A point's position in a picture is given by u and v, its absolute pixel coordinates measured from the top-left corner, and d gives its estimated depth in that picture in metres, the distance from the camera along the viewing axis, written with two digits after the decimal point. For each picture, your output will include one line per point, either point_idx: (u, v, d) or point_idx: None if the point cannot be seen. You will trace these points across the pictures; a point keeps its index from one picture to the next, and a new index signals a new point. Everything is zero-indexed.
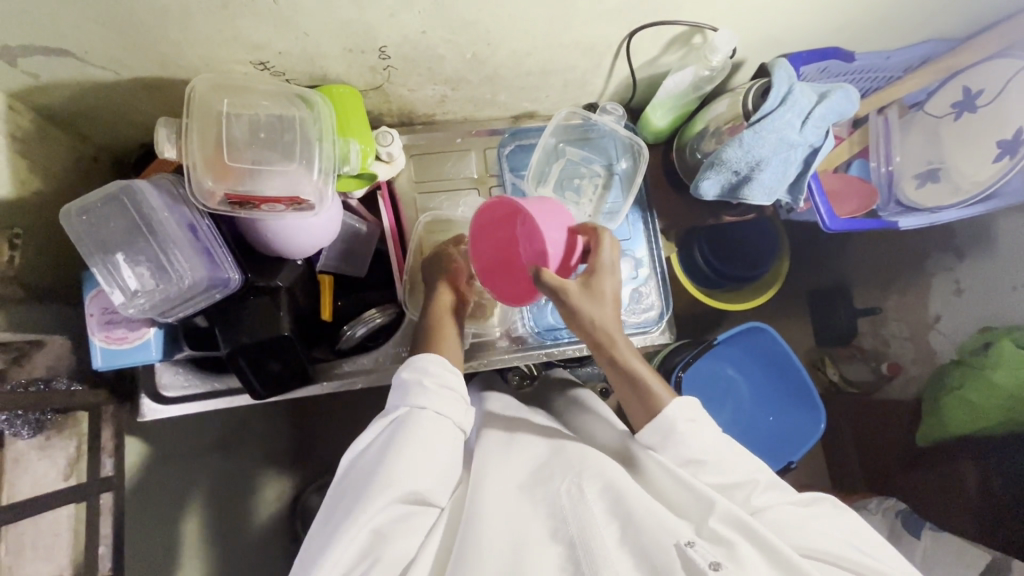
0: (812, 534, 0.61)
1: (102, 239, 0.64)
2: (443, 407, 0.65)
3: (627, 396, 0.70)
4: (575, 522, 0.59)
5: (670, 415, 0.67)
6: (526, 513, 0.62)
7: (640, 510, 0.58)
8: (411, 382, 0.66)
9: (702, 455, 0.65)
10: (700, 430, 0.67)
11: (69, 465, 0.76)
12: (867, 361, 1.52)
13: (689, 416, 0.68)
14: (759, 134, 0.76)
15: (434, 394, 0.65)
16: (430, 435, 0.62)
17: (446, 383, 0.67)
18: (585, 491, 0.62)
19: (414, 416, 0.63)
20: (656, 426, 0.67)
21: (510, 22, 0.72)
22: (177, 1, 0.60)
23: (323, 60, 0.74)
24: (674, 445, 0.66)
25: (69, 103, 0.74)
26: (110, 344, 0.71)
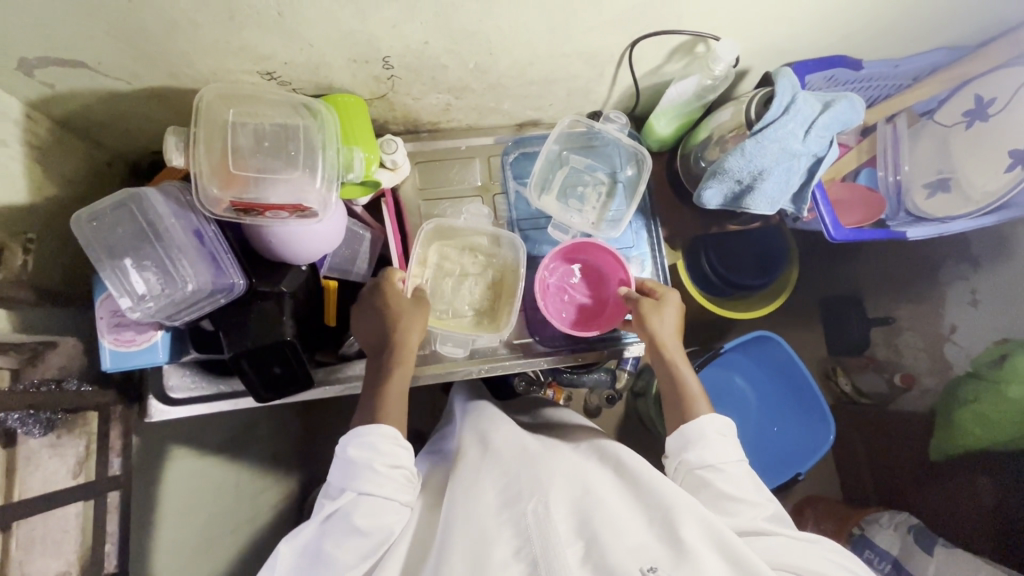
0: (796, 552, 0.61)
1: (110, 245, 0.65)
2: (391, 490, 0.67)
3: (666, 402, 0.80)
4: (540, 540, 0.59)
5: (699, 423, 0.74)
6: (493, 527, 0.62)
7: (605, 533, 0.59)
8: (369, 435, 0.70)
9: (721, 463, 0.71)
10: (726, 445, 0.73)
11: (78, 463, 0.77)
12: (880, 371, 1.50)
13: (717, 429, 0.74)
14: (761, 143, 0.76)
15: (385, 476, 0.67)
16: (374, 521, 0.64)
17: (397, 463, 0.69)
18: (550, 509, 0.62)
19: (360, 501, 0.65)
20: (683, 431, 0.75)
21: (512, 31, 0.73)
22: (185, 14, 0.62)
23: (328, 70, 0.75)
24: (698, 449, 0.73)
25: (84, 112, 0.77)
26: (118, 346, 0.73)
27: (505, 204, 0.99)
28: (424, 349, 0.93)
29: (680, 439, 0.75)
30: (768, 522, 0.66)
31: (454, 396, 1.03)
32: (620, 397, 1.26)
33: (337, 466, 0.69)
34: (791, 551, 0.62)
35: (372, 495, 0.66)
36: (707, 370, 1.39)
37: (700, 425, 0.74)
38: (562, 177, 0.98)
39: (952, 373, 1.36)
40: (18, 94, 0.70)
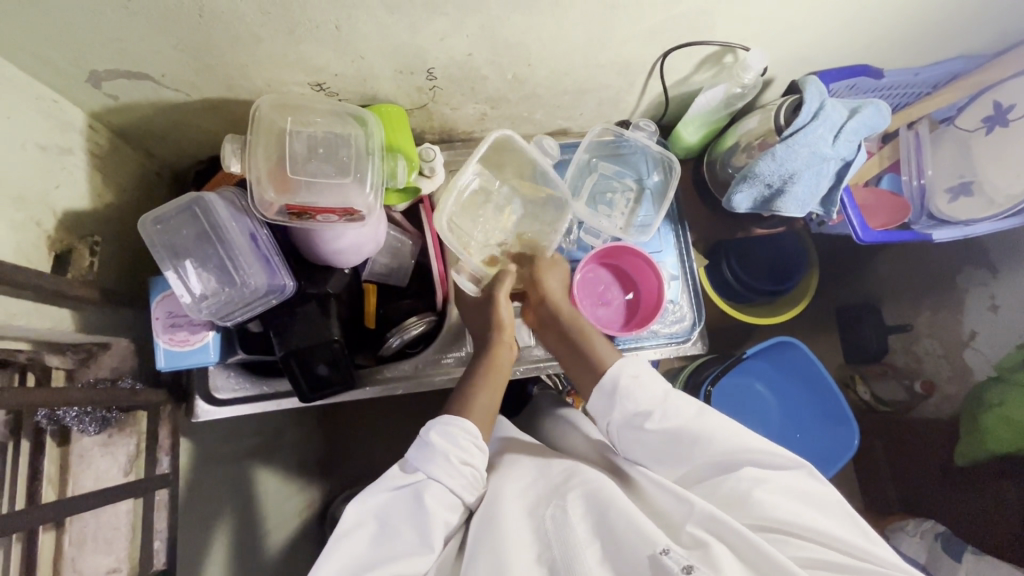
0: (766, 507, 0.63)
1: (174, 246, 0.68)
2: (458, 486, 0.68)
3: (576, 362, 0.78)
4: (559, 544, 0.62)
5: (612, 370, 0.73)
6: (513, 526, 0.65)
7: (620, 527, 0.60)
8: (456, 424, 0.71)
9: (650, 406, 0.70)
10: (642, 385, 0.71)
11: (130, 461, 0.79)
12: (900, 378, 1.52)
13: (632, 371, 0.73)
14: (792, 148, 0.78)
15: (457, 469, 0.68)
16: (440, 510, 0.65)
17: (469, 460, 0.70)
18: (568, 515, 0.65)
19: (430, 486, 0.66)
20: (602, 382, 0.73)
21: (552, 44, 0.76)
22: (250, 28, 0.65)
23: (374, 81, 0.79)
24: (625, 403, 0.71)
25: (141, 122, 0.80)
26: (173, 346, 0.75)
27: None
28: (461, 352, 0.94)
29: (601, 395, 0.73)
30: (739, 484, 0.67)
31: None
32: None
33: (415, 446, 0.70)
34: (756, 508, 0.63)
35: (441, 483, 0.67)
36: (729, 376, 1.40)
37: (615, 372, 0.73)
38: (591, 183, 1.01)
39: (973, 378, 1.38)
40: (84, 105, 0.74)
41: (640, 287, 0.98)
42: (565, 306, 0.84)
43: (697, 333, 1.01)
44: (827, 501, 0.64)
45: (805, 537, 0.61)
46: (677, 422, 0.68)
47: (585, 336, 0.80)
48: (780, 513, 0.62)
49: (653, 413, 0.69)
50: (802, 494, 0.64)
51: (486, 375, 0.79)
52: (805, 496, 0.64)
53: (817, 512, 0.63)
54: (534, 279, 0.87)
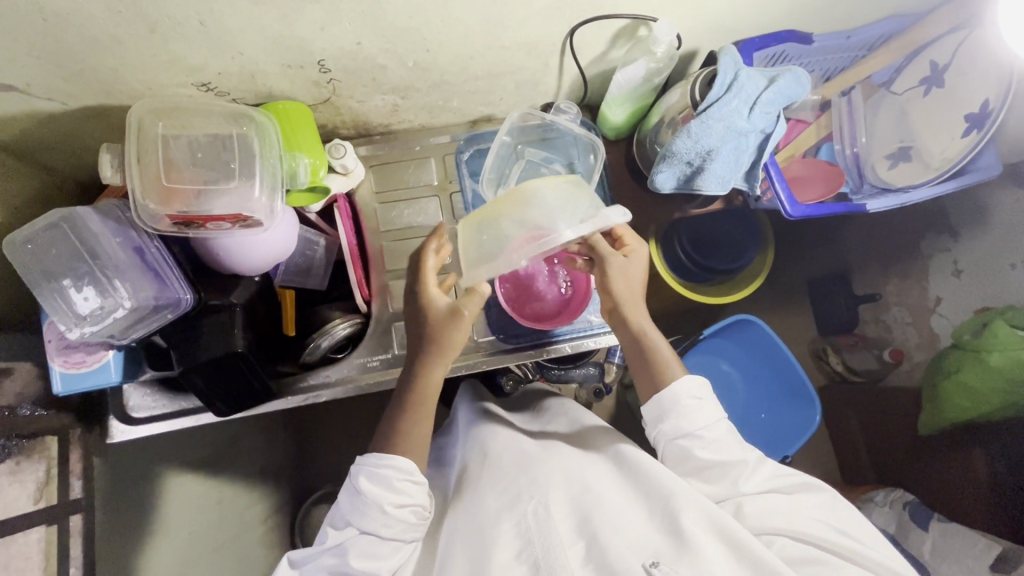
0: (786, 518, 0.65)
1: (44, 266, 0.64)
2: (396, 530, 0.68)
3: (638, 364, 0.80)
4: (541, 543, 0.63)
5: (675, 390, 0.74)
6: (496, 534, 0.66)
7: (605, 530, 0.62)
8: (388, 465, 0.69)
9: (701, 430, 0.72)
10: (702, 408, 0.73)
11: (39, 488, 0.76)
12: (870, 348, 1.49)
13: (694, 394, 0.74)
14: (706, 123, 0.75)
15: (393, 517, 0.67)
16: (376, 562, 0.66)
17: (406, 502, 0.68)
18: (550, 513, 0.66)
19: (363, 540, 0.66)
20: (660, 399, 0.74)
21: (447, 27, 0.72)
22: (105, 30, 0.61)
23: (264, 78, 0.75)
24: (674, 420, 0.73)
25: (22, 137, 0.76)
26: (67, 368, 0.72)
27: (463, 202, 0.97)
28: (388, 353, 0.91)
29: (657, 408, 0.75)
30: (757, 485, 0.69)
31: (459, 401, 1.04)
32: (610, 388, 1.26)
33: (346, 498, 0.69)
34: (778, 516, 0.65)
35: (376, 535, 0.67)
36: (691, 357, 1.38)
37: (677, 392, 0.74)
38: (518, 170, 0.96)
39: (940, 346, 1.35)
40: None
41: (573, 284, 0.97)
42: (636, 313, 0.81)
43: None
44: (862, 525, 0.65)
45: (840, 556, 0.61)
46: (728, 454, 0.71)
47: (650, 346, 0.79)
48: (811, 532, 0.63)
49: (702, 439, 0.71)
50: (835, 518, 0.65)
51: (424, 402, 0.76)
52: (842, 519, 0.65)
53: (856, 535, 0.63)
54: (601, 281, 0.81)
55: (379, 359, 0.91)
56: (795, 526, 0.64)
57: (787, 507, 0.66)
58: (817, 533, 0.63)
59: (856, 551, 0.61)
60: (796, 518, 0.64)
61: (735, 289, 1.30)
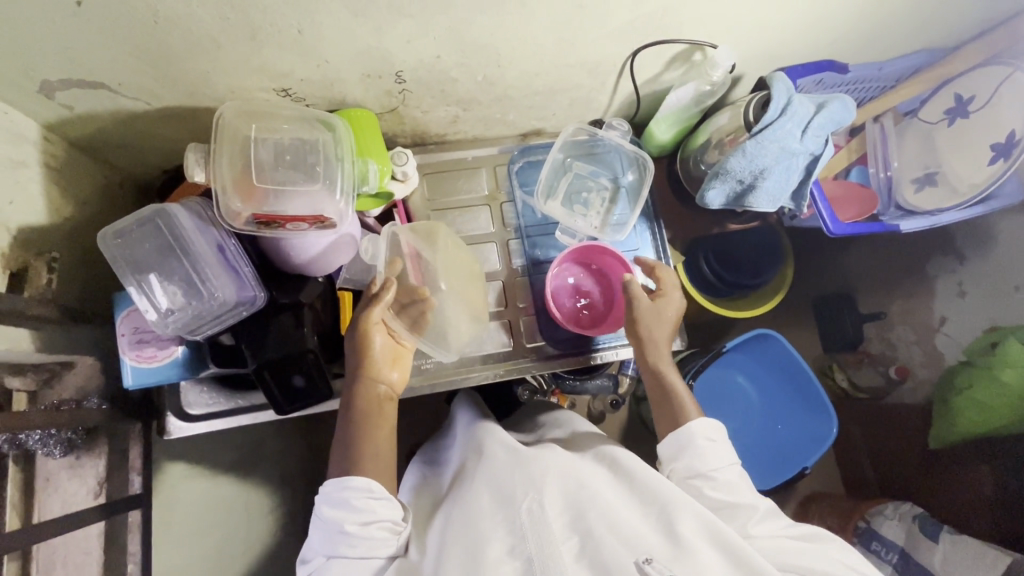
0: (791, 555, 0.65)
1: (135, 260, 0.66)
2: (366, 548, 0.65)
3: (658, 402, 0.81)
4: (535, 539, 0.63)
5: (693, 429, 0.75)
6: (489, 531, 0.66)
7: (599, 527, 0.63)
8: (345, 480, 0.68)
9: (714, 471, 0.73)
10: (716, 450, 0.74)
11: (99, 483, 0.79)
12: (876, 367, 1.49)
13: (707, 436, 0.75)
14: (761, 144, 0.80)
15: (358, 536, 0.65)
16: None
17: (371, 518, 0.66)
18: (545, 509, 0.66)
19: (332, 564, 0.65)
20: (676, 437, 0.76)
21: (521, 45, 0.76)
22: (209, 34, 0.63)
23: (342, 86, 0.77)
24: (689, 457, 0.74)
25: (97, 134, 0.78)
26: (140, 362, 0.73)
27: (513, 212, 1.00)
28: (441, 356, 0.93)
29: (673, 445, 0.76)
30: (760, 524, 0.68)
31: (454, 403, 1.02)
32: (623, 401, 1.27)
33: (315, 527, 0.68)
34: (785, 554, 0.65)
35: (346, 555, 0.65)
36: (710, 370, 1.40)
37: (691, 434, 0.75)
38: (566, 183, 1.01)
39: (945, 364, 1.38)
40: (37, 116, 0.71)
41: (613, 290, 0.97)
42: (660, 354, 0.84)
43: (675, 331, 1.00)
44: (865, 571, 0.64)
45: None
46: (738, 496, 0.71)
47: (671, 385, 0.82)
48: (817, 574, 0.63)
49: (713, 480, 0.72)
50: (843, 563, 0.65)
51: (377, 416, 0.75)
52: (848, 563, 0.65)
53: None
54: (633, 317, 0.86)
55: (432, 362, 0.93)
56: (798, 563, 0.64)
57: (791, 546, 0.66)
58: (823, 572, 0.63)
59: None
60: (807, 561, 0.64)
61: (753, 305, 1.34)
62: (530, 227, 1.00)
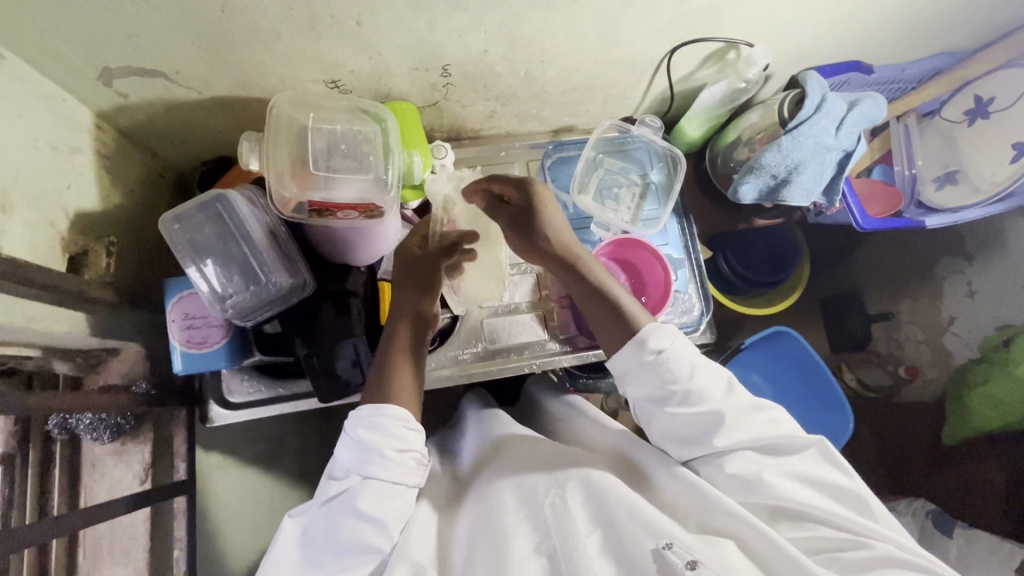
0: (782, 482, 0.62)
1: (194, 244, 0.69)
2: (398, 475, 0.62)
3: (601, 322, 0.71)
4: (558, 532, 0.59)
5: (642, 338, 0.66)
6: (513, 525, 0.61)
7: (623, 515, 0.59)
8: (378, 411, 0.64)
9: (679, 381, 0.65)
10: (677, 354, 0.66)
11: (144, 469, 0.79)
12: (883, 365, 1.52)
13: (658, 345, 0.66)
14: (797, 139, 0.82)
15: (393, 462, 0.62)
16: (380, 509, 0.60)
17: (408, 447, 0.64)
18: (568, 501, 0.63)
19: (367, 485, 0.61)
20: (631, 352, 0.67)
21: (565, 42, 0.78)
22: (271, 24, 0.65)
23: (390, 78, 0.79)
24: (653, 372, 0.66)
25: (145, 123, 0.78)
26: (190, 347, 0.74)
27: None
28: (477, 347, 0.94)
29: (627, 364, 0.67)
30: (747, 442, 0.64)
31: (466, 409, 1.01)
32: None
33: (343, 446, 0.64)
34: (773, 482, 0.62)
35: (379, 478, 0.61)
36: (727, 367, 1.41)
37: (641, 339, 0.66)
38: (597, 178, 1.02)
39: (954, 364, 1.40)
40: (92, 103, 0.72)
41: (645, 277, 0.96)
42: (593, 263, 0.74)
43: (705, 323, 1.02)
44: (844, 475, 0.63)
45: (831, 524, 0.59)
46: (709, 405, 0.65)
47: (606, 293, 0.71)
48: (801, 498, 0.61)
49: (674, 395, 0.65)
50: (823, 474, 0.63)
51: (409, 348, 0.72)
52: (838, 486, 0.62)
53: (845, 492, 0.62)
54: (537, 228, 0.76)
55: (469, 353, 0.94)
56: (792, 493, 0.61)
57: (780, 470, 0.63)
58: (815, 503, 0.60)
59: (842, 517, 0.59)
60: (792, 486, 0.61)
61: (771, 304, 1.35)
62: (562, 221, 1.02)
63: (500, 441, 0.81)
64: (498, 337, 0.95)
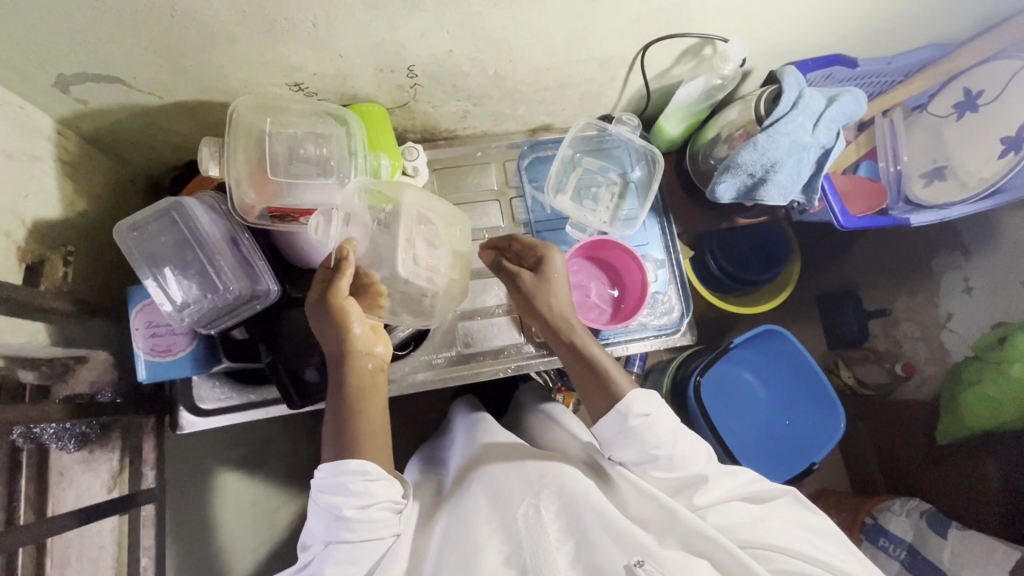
0: (769, 529, 0.62)
1: (151, 253, 0.69)
2: (366, 532, 0.61)
3: (583, 383, 0.74)
4: (529, 546, 0.59)
5: (623, 405, 0.68)
6: (483, 537, 0.62)
7: (594, 529, 0.59)
8: (339, 466, 0.63)
9: (656, 449, 0.67)
10: (654, 426, 0.67)
11: (112, 477, 0.81)
12: (881, 362, 1.48)
13: (642, 410, 0.68)
14: (773, 137, 0.80)
15: (356, 521, 0.60)
16: (349, 570, 0.60)
17: (370, 502, 0.62)
18: (541, 513, 0.62)
19: (332, 550, 0.60)
20: (611, 414, 0.68)
21: (532, 39, 0.76)
22: (226, 28, 0.64)
23: (355, 80, 0.77)
24: (637, 442, 0.67)
25: (109, 129, 0.78)
26: (154, 356, 0.73)
27: (523, 207, 1.00)
28: (452, 350, 0.93)
29: (612, 426, 0.68)
30: (732, 493, 0.66)
31: (456, 412, 1.00)
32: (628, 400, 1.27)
33: (312, 512, 0.63)
34: (756, 528, 0.62)
35: (344, 540, 0.60)
36: (717, 367, 1.35)
37: (625, 406, 0.68)
38: (575, 178, 1.00)
39: (951, 360, 1.33)
40: (51, 110, 0.71)
41: (623, 277, 0.96)
42: (580, 326, 0.77)
43: (686, 324, 1.00)
44: (821, 526, 0.64)
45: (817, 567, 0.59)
46: (687, 468, 0.67)
47: (592, 358, 0.74)
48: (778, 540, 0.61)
49: (658, 460, 0.67)
50: (800, 522, 0.64)
51: (370, 398, 0.68)
52: (817, 529, 0.63)
53: (822, 540, 0.62)
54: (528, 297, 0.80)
55: (445, 357, 0.93)
56: (781, 542, 0.61)
57: (763, 518, 0.63)
58: (799, 547, 0.60)
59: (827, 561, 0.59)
60: (768, 529, 0.62)
61: (772, 297, 1.33)
62: (538, 222, 1.00)
63: (480, 443, 0.80)
64: (472, 341, 0.94)
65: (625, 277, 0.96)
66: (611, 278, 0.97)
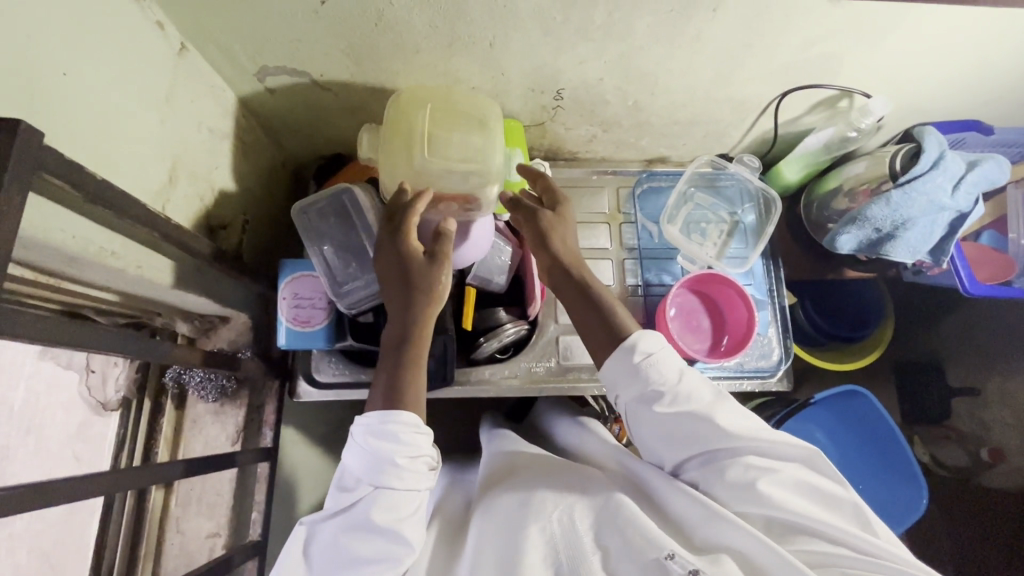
0: (778, 495, 0.56)
1: (318, 231, 0.76)
2: (412, 484, 0.58)
3: (586, 326, 0.69)
4: (566, 550, 0.54)
5: (627, 342, 0.65)
6: (504, 533, 0.58)
7: (628, 528, 0.55)
8: (381, 415, 0.60)
9: (663, 386, 0.63)
10: (668, 361, 0.64)
11: (236, 432, 0.88)
12: (963, 444, 1.35)
13: (646, 348, 0.64)
14: (909, 194, 0.81)
15: (406, 470, 0.58)
16: (393, 519, 0.56)
17: (418, 454, 0.59)
18: (573, 519, 0.57)
19: (377, 496, 0.57)
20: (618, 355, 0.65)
21: (678, 76, 0.80)
22: (416, 40, 0.71)
23: (506, 96, 0.83)
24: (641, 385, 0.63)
25: (282, 117, 0.87)
26: (295, 325, 0.79)
27: (632, 233, 1.03)
28: (551, 361, 0.96)
29: (619, 368, 0.64)
30: (745, 450, 0.60)
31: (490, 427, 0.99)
32: None
33: (353, 452, 0.60)
34: (770, 495, 0.56)
35: (390, 487, 0.57)
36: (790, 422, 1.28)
37: (629, 343, 0.64)
38: (686, 211, 1.02)
39: None
40: (242, 95, 0.80)
41: (727, 317, 0.97)
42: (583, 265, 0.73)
43: (783, 369, 1.00)
44: (833, 493, 0.57)
45: (830, 540, 0.54)
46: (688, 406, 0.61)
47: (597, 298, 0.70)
48: (799, 508, 0.56)
49: (662, 398, 0.62)
50: (809, 487, 0.58)
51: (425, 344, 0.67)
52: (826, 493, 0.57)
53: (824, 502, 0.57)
54: (544, 233, 0.74)
55: (541, 367, 0.96)
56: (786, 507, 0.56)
57: (772, 478, 0.57)
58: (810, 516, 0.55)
59: (835, 529, 0.55)
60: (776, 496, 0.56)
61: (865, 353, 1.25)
62: (646, 247, 1.02)
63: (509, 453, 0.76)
64: (570, 355, 0.96)
65: (732, 314, 0.96)
66: (715, 315, 0.97)
